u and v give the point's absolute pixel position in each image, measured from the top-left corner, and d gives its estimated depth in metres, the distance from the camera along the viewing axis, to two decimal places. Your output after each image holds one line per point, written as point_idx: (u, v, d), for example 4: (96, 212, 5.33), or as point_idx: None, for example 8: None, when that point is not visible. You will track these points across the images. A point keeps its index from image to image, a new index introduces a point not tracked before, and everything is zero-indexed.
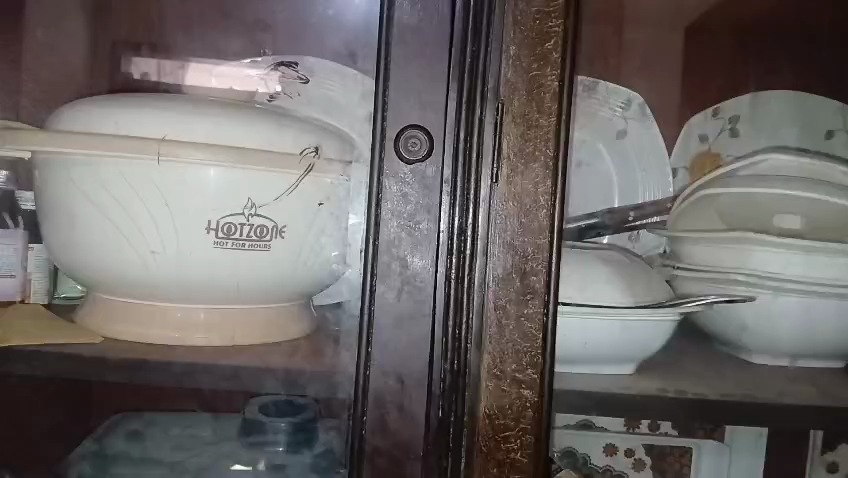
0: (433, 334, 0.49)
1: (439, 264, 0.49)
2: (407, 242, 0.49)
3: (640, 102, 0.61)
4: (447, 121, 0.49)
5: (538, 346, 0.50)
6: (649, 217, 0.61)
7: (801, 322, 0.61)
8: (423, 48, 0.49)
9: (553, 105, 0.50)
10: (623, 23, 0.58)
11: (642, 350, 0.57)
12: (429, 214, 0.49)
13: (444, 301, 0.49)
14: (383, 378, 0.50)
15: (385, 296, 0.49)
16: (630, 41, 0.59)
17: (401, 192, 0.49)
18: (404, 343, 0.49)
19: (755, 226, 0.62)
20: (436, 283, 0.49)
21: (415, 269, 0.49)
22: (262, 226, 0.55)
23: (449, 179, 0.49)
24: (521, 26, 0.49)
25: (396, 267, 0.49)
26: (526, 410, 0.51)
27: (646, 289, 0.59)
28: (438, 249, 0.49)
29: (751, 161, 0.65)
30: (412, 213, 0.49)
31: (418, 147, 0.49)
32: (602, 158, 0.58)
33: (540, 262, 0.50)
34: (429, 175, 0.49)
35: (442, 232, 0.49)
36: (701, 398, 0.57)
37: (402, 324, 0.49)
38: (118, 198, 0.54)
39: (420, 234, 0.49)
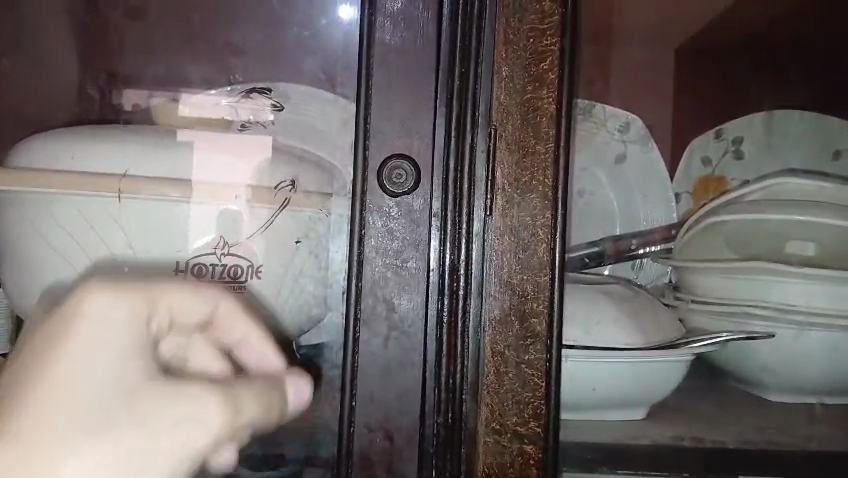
0: (425, 385, 0.45)
1: (429, 307, 0.45)
2: (394, 284, 0.44)
3: (641, 126, 0.57)
4: (437, 150, 0.45)
5: (541, 394, 0.46)
6: (654, 244, 0.57)
7: (825, 359, 0.56)
8: (408, 70, 0.44)
9: (551, 129, 0.45)
10: (621, 42, 0.54)
11: (653, 393, 0.53)
12: (419, 252, 0.44)
13: (436, 349, 0.45)
14: (371, 433, 0.45)
15: (371, 343, 0.45)
16: (628, 60, 0.55)
17: (386, 228, 0.44)
18: (393, 394, 0.45)
19: (771, 255, 0.57)
20: (426, 330, 0.45)
21: (403, 313, 0.45)
22: (236, 266, 0.49)
23: (439, 214, 0.45)
24: (513, 44, 0.45)
25: (382, 311, 0.44)
26: (530, 467, 0.46)
27: (657, 327, 0.54)
28: (428, 291, 0.45)
29: (760, 184, 0.60)
30: (398, 251, 0.44)
31: (403, 177, 0.44)
32: (601, 185, 0.54)
33: (541, 302, 0.46)
34: (416, 210, 0.45)
35: (433, 272, 0.45)
36: (719, 446, 0.52)
37: (389, 373, 0.45)
38: (76, 238, 0.49)
39: (408, 274, 0.44)
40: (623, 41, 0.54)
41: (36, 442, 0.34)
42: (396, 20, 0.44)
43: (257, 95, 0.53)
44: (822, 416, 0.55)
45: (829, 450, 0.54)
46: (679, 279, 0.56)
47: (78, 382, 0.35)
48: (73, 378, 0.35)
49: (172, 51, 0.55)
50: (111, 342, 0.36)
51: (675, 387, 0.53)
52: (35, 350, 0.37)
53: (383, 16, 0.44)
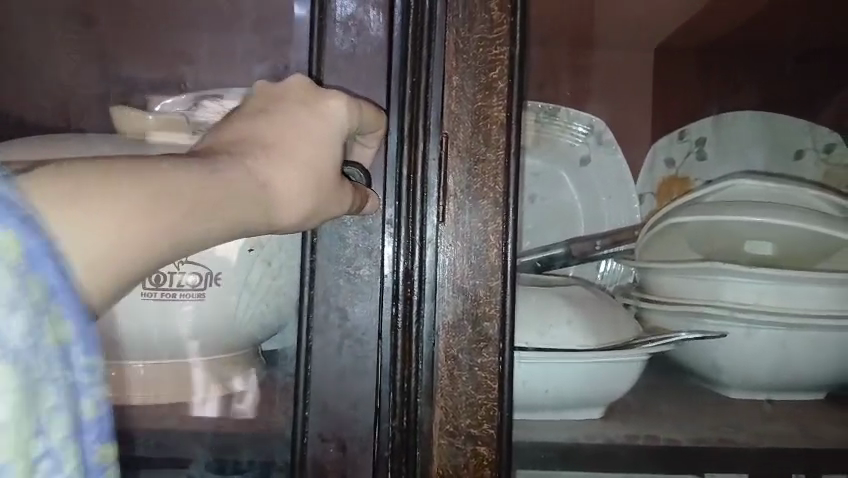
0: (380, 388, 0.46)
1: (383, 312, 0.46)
2: (346, 290, 0.45)
3: (602, 127, 0.59)
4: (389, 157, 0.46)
5: (494, 396, 0.46)
6: (614, 246, 0.58)
7: (775, 358, 0.58)
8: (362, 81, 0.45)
9: (501, 137, 0.46)
10: (575, 44, 0.55)
11: (607, 393, 0.54)
12: (373, 260, 0.45)
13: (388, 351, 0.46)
14: (326, 432, 0.46)
15: (333, 347, 0.45)
16: (585, 65, 0.56)
17: (342, 233, 0.45)
18: (351, 396, 0.46)
19: (725, 256, 0.59)
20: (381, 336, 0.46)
21: (356, 316, 0.45)
22: (195, 275, 0.48)
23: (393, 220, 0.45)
24: (464, 54, 0.46)
25: (335, 319, 0.45)
26: (483, 468, 0.46)
27: (613, 330, 0.55)
28: (382, 296, 0.45)
29: (722, 183, 0.62)
30: (351, 257, 0.45)
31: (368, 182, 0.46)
32: (560, 186, 0.55)
33: (493, 306, 0.46)
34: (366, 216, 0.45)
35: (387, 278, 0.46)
36: (672, 444, 0.53)
37: (347, 377, 0.46)
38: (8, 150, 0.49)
39: (364, 280, 0.45)
40: (586, 46, 0.56)
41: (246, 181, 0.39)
42: (347, 26, 0.45)
43: (208, 102, 0.51)
44: (772, 413, 0.57)
45: (784, 445, 0.54)
46: (642, 280, 0.59)
47: (308, 133, 0.42)
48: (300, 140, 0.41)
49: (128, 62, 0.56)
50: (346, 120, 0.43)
51: (628, 388, 0.54)
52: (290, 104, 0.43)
53: (334, 22, 0.45)
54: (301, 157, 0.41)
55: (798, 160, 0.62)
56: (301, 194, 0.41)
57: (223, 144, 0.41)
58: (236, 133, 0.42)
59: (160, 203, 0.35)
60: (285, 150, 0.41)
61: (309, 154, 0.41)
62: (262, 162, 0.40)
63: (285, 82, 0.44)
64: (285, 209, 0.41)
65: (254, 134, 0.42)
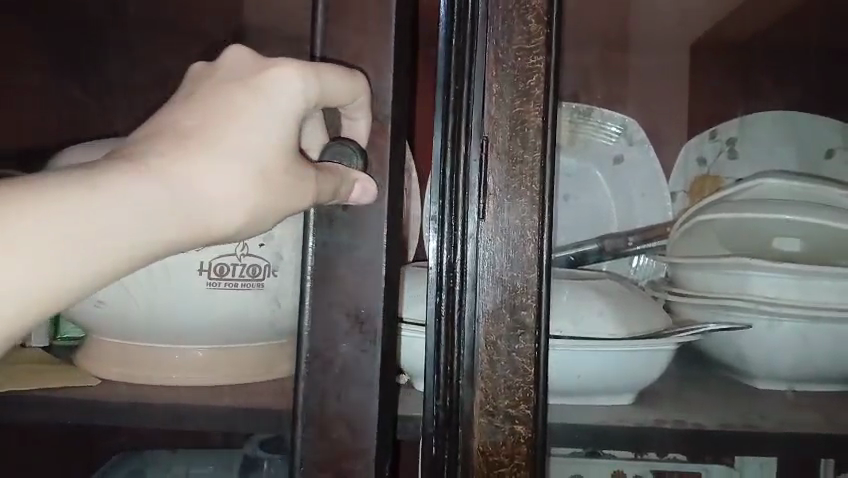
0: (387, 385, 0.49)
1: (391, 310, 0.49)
2: (342, 297, 0.48)
3: (642, 137, 0.65)
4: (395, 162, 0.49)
5: (531, 379, 0.50)
6: (652, 242, 0.64)
7: (799, 347, 0.60)
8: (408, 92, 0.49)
9: (537, 139, 0.50)
10: (603, 47, 0.57)
11: (638, 381, 0.57)
12: (366, 271, 0.48)
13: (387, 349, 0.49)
14: (319, 448, 0.48)
15: (340, 351, 0.48)
16: (614, 71, 0.60)
17: (336, 242, 0.48)
18: (347, 403, 0.48)
19: (751, 251, 0.63)
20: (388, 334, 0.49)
21: (362, 320, 0.48)
22: (255, 265, 0.56)
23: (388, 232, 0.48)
24: (503, 64, 0.49)
25: (342, 318, 0.48)
26: (520, 446, 0.50)
27: (644, 320, 0.59)
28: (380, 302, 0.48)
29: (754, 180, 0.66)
30: (350, 265, 0.48)
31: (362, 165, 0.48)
32: (597, 188, 0.60)
33: (529, 296, 0.50)
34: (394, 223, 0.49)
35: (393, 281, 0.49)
36: (699, 428, 0.56)
37: (343, 384, 0.48)
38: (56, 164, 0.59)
39: (354, 287, 0.48)
40: (616, 50, 0.59)
41: (189, 177, 0.39)
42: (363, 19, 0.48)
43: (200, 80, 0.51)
44: (795, 401, 0.60)
45: (807, 433, 0.56)
46: (673, 276, 0.62)
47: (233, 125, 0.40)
48: (245, 127, 0.40)
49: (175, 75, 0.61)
50: (297, 105, 0.42)
51: (658, 376, 0.58)
52: (213, 93, 0.42)
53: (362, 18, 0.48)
54: (247, 149, 0.40)
55: (829, 159, 0.64)
56: (257, 188, 0.41)
57: (150, 135, 0.40)
58: (160, 124, 0.41)
59: (41, 218, 0.36)
60: (203, 143, 0.40)
61: (242, 144, 0.40)
62: (173, 160, 0.39)
63: (221, 68, 0.44)
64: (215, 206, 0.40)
65: (175, 127, 0.40)
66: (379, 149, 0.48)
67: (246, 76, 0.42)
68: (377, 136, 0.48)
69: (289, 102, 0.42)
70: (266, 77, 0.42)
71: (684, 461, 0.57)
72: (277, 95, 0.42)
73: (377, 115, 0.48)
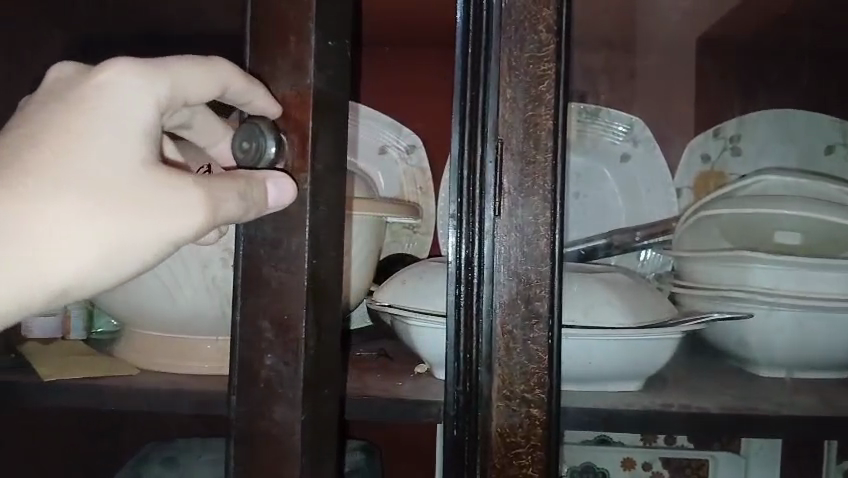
0: (319, 403, 0.44)
1: (313, 318, 0.42)
2: (266, 304, 0.43)
3: (648, 137, 0.69)
4: (327, 145, 0.43)
5: (544, 365, 0.53)
6: (657, 236, 0.67)
7: (797, 333, 0.64)
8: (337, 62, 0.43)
9: (549, 140, 0.53)
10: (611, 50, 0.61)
11: (645, 368, 0.61)
12: (291, 273, 0.42)
13: (311, 361, 0.43)
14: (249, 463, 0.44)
15: (265, 365, 0.43)
16: (618, 74, 0.64)
17: (261, 240, 0.43)
18: (274, 423, 0.43)
19: (749, 244, 0.66)
20: (318, 345, 0.43)
21: (284, 328, 0.42)
22: None
23: (319, 228, 0.42)
24: (516, 70, 0.53)
25: (266, 328, 0.43)
26: (536, 427, 0.53)
27: (650, 310, 0.62)
28: (302, 308, 0.42)
29: (756, 177, 0.71)
30: (275, 267, 0.42)
31: (278, 156, 0.42)
32: (606, 185, 0.64)
33: (543, 288, 0.53)
34: (331, 218, 0.44)
35: (324, 285, 0.43)
36: (703, 411, 0.59)
37: (268, 401, 0.43)
38: None
39: (278, 290, 0.42)
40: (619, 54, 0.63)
41: (41, 211, 0.39)
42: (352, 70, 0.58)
43: None
44: (794, 386, 0.63)
45: (804, 416, 0.60)
46: (679, 269, 0.65)
47: (84, 144, 0.39)
48: (86, 146, 0.39)
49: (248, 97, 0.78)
50: (146, 108, 0.40)
51: (664, 362, 0.61)
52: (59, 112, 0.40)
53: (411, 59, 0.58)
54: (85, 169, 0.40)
55: (829, 155, 0.68)
56: (109, 204, 0.40)
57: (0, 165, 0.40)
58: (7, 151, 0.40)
59: None
60: (55, 172, 0.39)
61: (89, 165, 0.40)
62: (18, 192, 0.39)
63: (66, 80, 0.42)
64: (85, 230, 0.40)
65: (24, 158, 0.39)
66: (300, 131, 0.41)
67: (73, 87, 0.41)
68: (292, 111, 0.41)
69: (132, 107, 0.40)
70: (94, 85, 0.40)
71: (687, 449, 0.63)
72: (119, 105, 0.40)
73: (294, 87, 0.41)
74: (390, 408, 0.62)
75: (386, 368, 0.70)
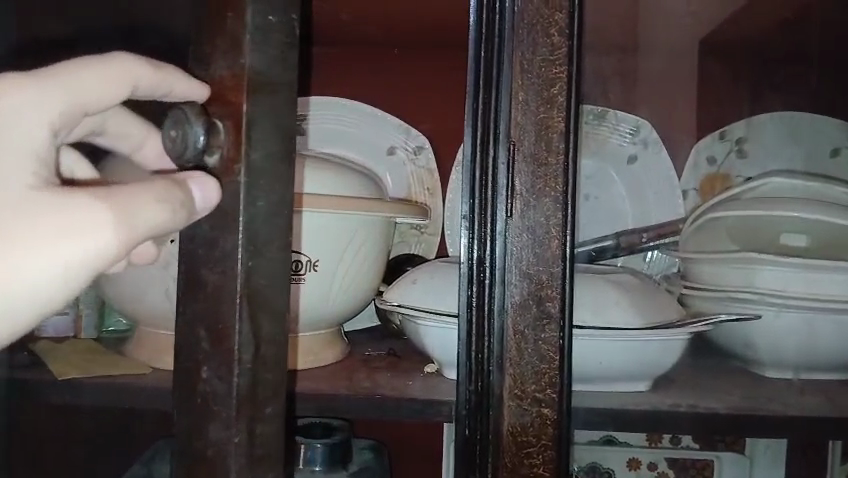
0: (265, 430, 0.35)
1: (251, 327, 0.34)
2: (201, 310, 0.34)
3: (654, 139, 0.68)
4: (269, 121, 0.33)
5: (555, 365, 0.54)
6: (661, 239, 0.67)
7: (804, 335, 0.65)
8: (289, 27, 0.34)
9: (561, 143, 0.53)
10: (622, 51, 0.61)
11: (654, 368, 0.61)
12: (224, 276, 0.33)
13: (251, 377, 0.34)
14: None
15: (203, 379, 0.34)
16: (629, 71, 0.62)
17: (198, 239, 0.34)
18: (209, 444, 0.34)
19: (757, 247, 0.67)
20: (257, 360, 0.34)
21: (220, 338, 0.34)
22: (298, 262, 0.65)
23: (259, 212, 0.33)
24: (528, 73, 0.53)
25: (206, 347, 0.34)
26: (547, 427, 0.54)
27: (659, 310, 0.63)
28: (237, 314, 0.33)
29: (763, 179, 0.71)
30: (211, 270, 0.34)
31: (209, 147, 0.33)
32: (614, 186, 0.63)
33: (554, 289, 0.53)
34: (284, 206, 0.35)
35: (264, 285, 0.34)
36: (710, 412, 0.60)
37: (200, 421, 0.34)
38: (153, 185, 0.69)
39: (214, 297, 0.34)
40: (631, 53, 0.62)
41: None
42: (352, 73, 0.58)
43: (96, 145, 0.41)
44: (801, 388, 0.64)
45: (809, 416, 0.61)
46: (685, 270, 0.66)
47: None
48: None
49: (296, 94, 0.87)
50: (33, 123, 0.32)
51: (672, 363, 0.62)
52: None
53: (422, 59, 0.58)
54: None
55: (834, 158, 0.69)
56: None
57: None
58: None
59: None
60: None
61: None
62: None
63: None
64: None
65: None
66: (234, 112, 0.33)
67: None
68: (227, 93, 0.33)
69: (24, 128, 0.32)
70: None
71: (694, 449, 0.65)
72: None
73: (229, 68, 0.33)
74: (401, 407, 0.62)
75: (393, 366, 0.71)
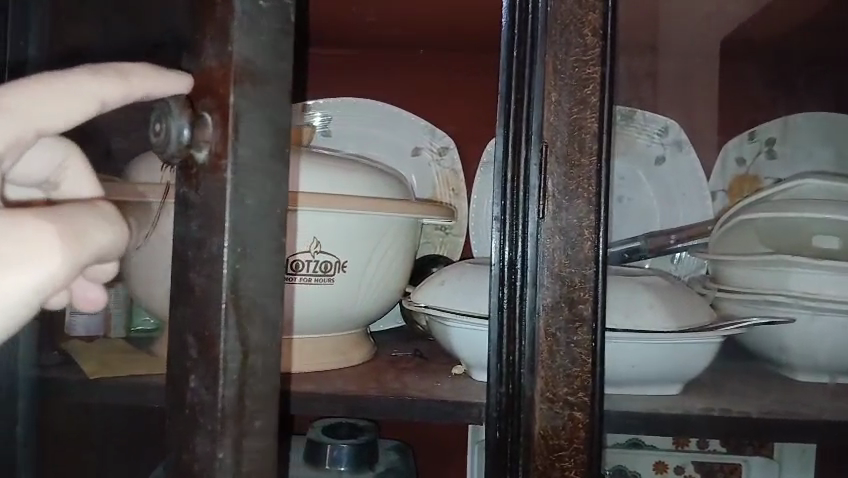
0: (254, 449, 0.30)
1: (238, 336, 0.29)
2: (190, 315, 0.29)
3: (680, 139, 0.68)
4: (260, 115, 0.29)
5: (588, 369, 0.53)
6: (686, 241, 0.66)
7: (839, 339, 0.63)
8: (284, 13, 0.30)
9: (594, 144, 0.53)
10: (653, 50, 0.60)
11: (684, 372, 0.61)
12: (212, 279, 0.28)
13: (238, 390, 0.29)
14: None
15: (189, 388, 0.30)
16: (658, 71, 0.61)
17: (186, 240, 0.29)
18: (193, 459, 0.30)
19: (790, 249, 0.66)
20: (245, 372, 0.29)
21: (207, 346, 0.29)
22: (327, 263, 0.65)
23: (248, 206, 0.28)
24: (561, 74, 0.53)
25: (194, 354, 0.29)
26: (579, 430, 0.53)
27: (690, 314, 0.63)
28: (222, 322, 0.28)
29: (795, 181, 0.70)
30: (199, 273, 0.29)
31: (194, 142, 0.28)
32: (643, 188, 0.63)
33: (586, 291, 0.53)
34: (275, 206, 0.30)
35: (252, 290, 0.29)
36: (745, 414, 0.59)
37: (186, 432, 0.30)
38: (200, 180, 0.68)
39: (204, 304, 0.29)
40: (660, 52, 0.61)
41: None
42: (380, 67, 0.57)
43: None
44: (837, 392, 0.63)
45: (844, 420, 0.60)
46: (714, 272, 0.66)
47: None
48: None
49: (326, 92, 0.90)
50: None
51: (703, 367, 0.62)
52: None
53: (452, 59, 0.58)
54: None
55: None
56: None
57: None
58: None
59: None
60: None
61: None
62: None
63: None
64: None
65: None
66: (220, 101, 0.28)
67: None
68: (215, 85, 0.28)
69: None
70: None
71: (723, 454, 0.64)
72: None
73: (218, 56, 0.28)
74: (431, 409, 0.62)
75: (420, 367, 0.71)
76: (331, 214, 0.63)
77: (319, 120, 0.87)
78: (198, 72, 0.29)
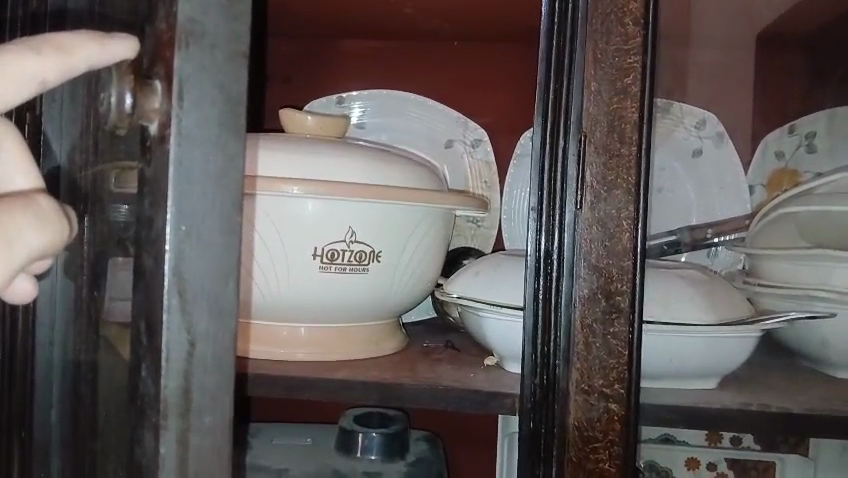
0: (202, 445, 0.28)
1: (183, 324, 0.27)
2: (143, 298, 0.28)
3: (719, 131, 0.68)
4: (208, 83, 0.26)
5: (624, 360, 0.53)
6: (728, 234, 0.67)
7: None
8: None
9: (634, 135, 0.52)
10: (689, 39, 0.59)
11: (722, 365, 0.60)
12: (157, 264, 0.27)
13: (183, 382, 0.28)
14: None
15: (143, 377, 0.29)
16: (694, 63, 0.61)
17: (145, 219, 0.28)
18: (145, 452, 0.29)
19: (834, 243, 0.62)
20: (190, 364, 0.28)
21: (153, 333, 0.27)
22: (362, 252, 0.65)
23: (195, 183, 0.27)
24: (601, 63, 0.52)
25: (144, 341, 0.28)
26: (614, 423, 0.53)
27: (730, 307, 0.62)
28: (164, 307, 0.27)
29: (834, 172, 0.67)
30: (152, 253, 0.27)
31: (138, 112, 0.26)
32: (681, 182, 0.62)
33: (624, 283, 0.53)
34: (230, 179, 0.27)
35: (200, 273, 0.27)
36: (785, 411, 0.58)
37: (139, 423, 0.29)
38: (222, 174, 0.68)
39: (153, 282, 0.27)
40: (696, 42, 0.60)
41: None
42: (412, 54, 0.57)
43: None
44: None
45: None
46: (751, 266, 0.65)
47: None
48: None
49: (325, 88, 0.93)
50: None
51: (742, 362, 0.61)
52: None
53: None
54: None
55: None
56: None
57: None
58: None
59: None
60: None
61: None
62: None
63: None
64: None
65: None
66: (166, 67, 0.26)
67: None
68: (163, 51, 0.26)
69: None
70: None
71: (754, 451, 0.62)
72: None
73: (166, 20, 0.26)
74: (463, 400, 0.62)
75: (452, 358, 0.71)
76: (339, 202, 0.63)
77: (357, 112, 0.89)
78: (152, 38, 0.28)
